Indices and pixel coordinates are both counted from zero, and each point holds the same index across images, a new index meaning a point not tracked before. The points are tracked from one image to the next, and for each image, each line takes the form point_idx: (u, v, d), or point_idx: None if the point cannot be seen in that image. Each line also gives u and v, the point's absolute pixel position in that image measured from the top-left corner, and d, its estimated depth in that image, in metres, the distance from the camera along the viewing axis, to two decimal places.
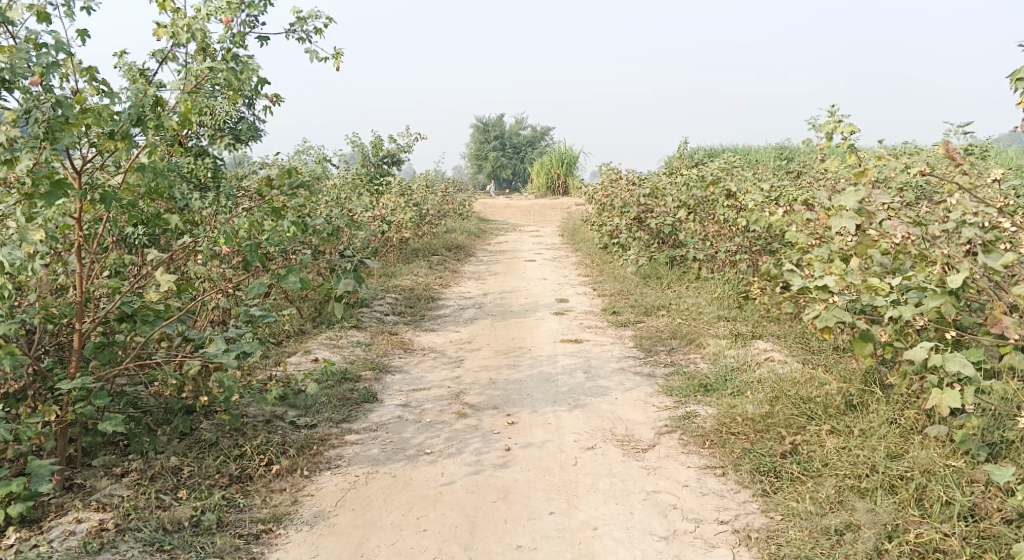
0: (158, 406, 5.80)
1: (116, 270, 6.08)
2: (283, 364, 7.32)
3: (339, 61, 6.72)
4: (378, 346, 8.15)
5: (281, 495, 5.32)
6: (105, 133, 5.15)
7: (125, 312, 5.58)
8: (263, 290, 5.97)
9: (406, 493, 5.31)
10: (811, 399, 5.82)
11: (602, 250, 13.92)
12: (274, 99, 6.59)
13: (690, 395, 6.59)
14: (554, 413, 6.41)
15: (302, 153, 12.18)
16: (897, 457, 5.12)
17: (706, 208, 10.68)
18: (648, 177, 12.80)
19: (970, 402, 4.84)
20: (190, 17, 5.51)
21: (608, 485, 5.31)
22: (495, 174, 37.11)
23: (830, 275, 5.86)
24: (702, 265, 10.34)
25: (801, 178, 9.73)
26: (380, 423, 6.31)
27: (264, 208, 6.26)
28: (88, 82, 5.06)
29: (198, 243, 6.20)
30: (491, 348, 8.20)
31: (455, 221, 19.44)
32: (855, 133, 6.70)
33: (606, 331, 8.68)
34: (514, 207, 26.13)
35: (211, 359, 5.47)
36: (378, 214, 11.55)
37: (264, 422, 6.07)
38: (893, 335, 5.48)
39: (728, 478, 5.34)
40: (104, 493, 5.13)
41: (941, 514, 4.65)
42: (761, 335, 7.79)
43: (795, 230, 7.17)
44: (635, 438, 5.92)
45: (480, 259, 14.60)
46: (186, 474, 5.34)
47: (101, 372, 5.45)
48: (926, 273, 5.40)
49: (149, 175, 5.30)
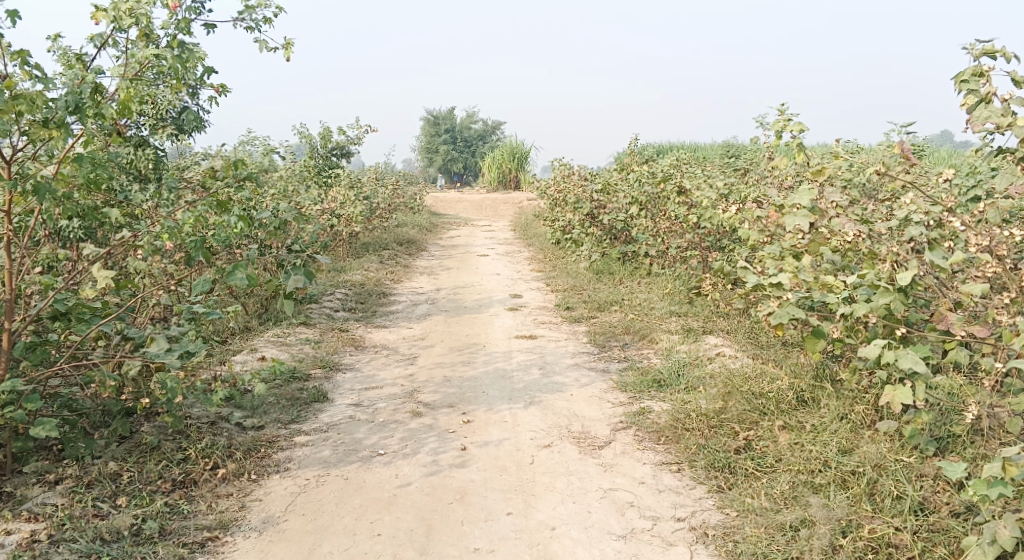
0: (95, 408, 5.65)
1: (49, 266, 5.89)
2: (229, 363, 7.19)
3: (289, 54, 6.61)
4: (328, 344, 8.04)
5: (228, 501, 5.21)
6: (39, 120, 4.96)
7: (58, 310, 5.46)
8: (208, 287, 5.85)
9: (360, 496, 5.24)
10: (763, 394, 5.87)
11: (554, 245, 13.94)
12: (220, 88, 6.45)
13: (644, 391, 6.62)
14: (509, 410, 6.39)
15: (248, 145, 11.95)
16: (848, 453, 5.19)
17: (656, 204, 10.74)
18: (600, 173, 12.84)
19: (921, 398, 4.91)
20: (132, 1, 5.33)
21: (565, 484, 5.30)
22: (445, 168, 36.96)
23: (784, 272, 5.92)
24: (653, 261, 10.41)
25: (749, 176, 9.86)
26: (331, 423, 6.22)
27: (209, 202, 6.12)
28: (20, 66, 4.87)
29: (138, 238, 5.99)
30: (445, 344, 8.14)
31: (405, 214, 19.29)
32: (803, 131, 6.78)
33: (560, 327, 8.68)
34: (465, 201, 26.06)
35: (153, 359, 5.36)
36: (327, 208, 11.39)
37: (209, 424, 5.94)
38: (844, 332, 5.56)
39: (684, 474, 5.37)
40: (36, 503, 4.99)
41: (892, 508, 4.74)
42: (712, 331, 7.86)
43: (747, 226, 7.22)
44: (591, 435, 5.92)
45: (431, 253, 14.52)
46: (126, 480, 5.21)
47: (33, 373, 5.33)
48: (876, 270, 5.48)
49: (86, 166, 5.17)
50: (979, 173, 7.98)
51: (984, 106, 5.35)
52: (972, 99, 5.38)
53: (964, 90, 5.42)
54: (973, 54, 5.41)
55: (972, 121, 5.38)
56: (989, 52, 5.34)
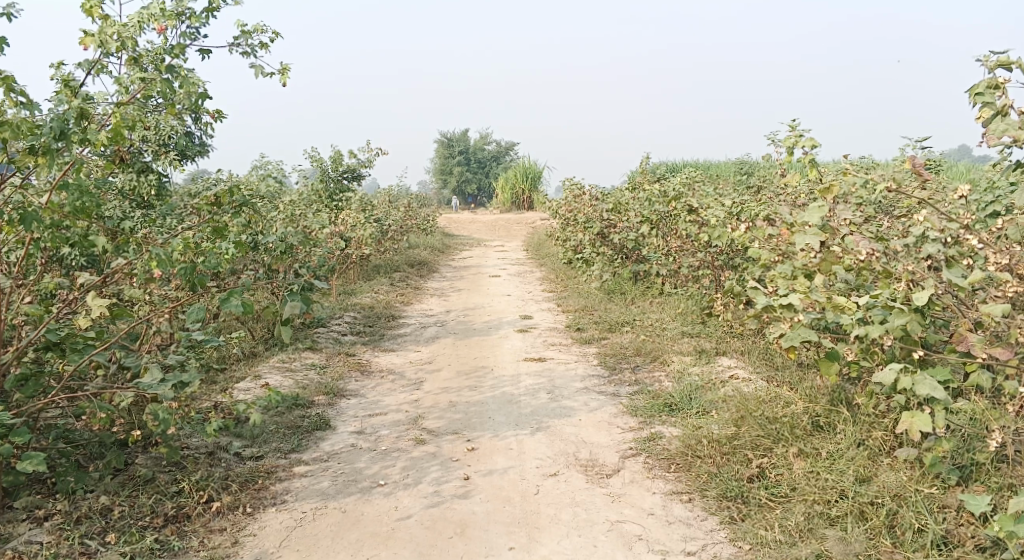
0: (91, 440, 5.50)
1: (46, 296, 5.78)
2: (231, 391, 7.05)
3: (285, 78, 6.46)
4: (334, 369, 7.89)
5: (221, 536, 5.04)
6: (26, 147, 4.89)
7: (52, 341, 5.32)
8: (201, 315, 5.61)
9: (357, 530, 5.06)
10: (776, 419, 5.65)
11: (566, 265, 13.74)
12: (217, 114, 6.30)
13: (654, 415, 6.42)
14: (515, 437, 6.20)
15: (258, 169, 11.90)
16: (866, 481, 4.98)
17: (668, 222, 10.55)
18: (611, 191, 12.65)
19: (942, 425, 4.70)
20: (120, 24, 5.23)
21: (570, 516, 5.11)
22: (459, 189, 36.91)
23: (795, 293, 5.72)
24: (665, 281, 10.22)
25: (762, 193, 9.65)
26: (332, 452, 6.05)
27: (204, 230, 5.96)
28: (6, 93, 4.77)
29: (133, 266, 5.84)
30: (452, 368, 7.97)
31: (418, 236, 19.17)
32: (816, 147, 6.58)
33: (569, 349, 8.49)
34: (479, 222, 25.95)
35: (146, 390, 5.19)
36: (336, 231, 11.27)
37: (207, 454, 5.78)
38: (859, 354, 5.34)
39: (694, 505, 5.16)
40: (23, 540, 4.83)
41: (913, 542, 4.53)
42: (725, 352, 7.64)
43: (758, 244, 7.03)
44: (599, 463, 5.72)
45: (444, 275, 14.38)
46: (117, 515, 5.05)
47: (25, 406, 5.19)
48: (891, 289, 5.28)
49: (74, 193, 5.06)
50: (999, 187, 7.74)
51: (1001, 119, 5.15)
52: (989, 112, 5.18)
53: (979, 103, 5.23)
54: (988, 67, 5.22)
55: (989, 135, 5.18)
56: (1005, 63, 5.15)
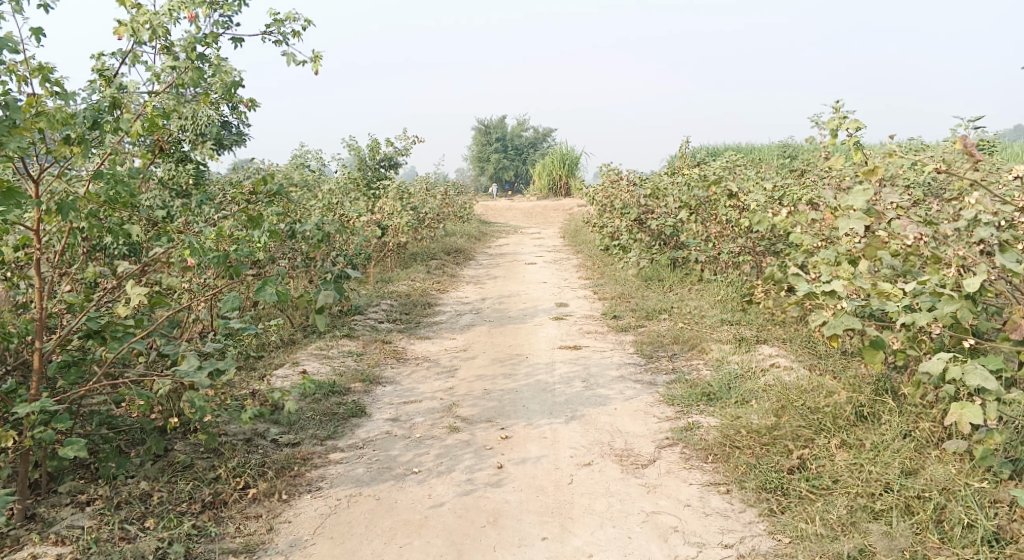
0: (130, 426, 5.50)
1: (87, 283, 5.78)
2: (269, 377, 7.05)
3: (316, 66, 6.40)
4: (370, 356, 7.86)
5: (256, 522, 5.03)
6: (61, 138, 4.83)
7: (92, 329, 5.25)
8: (237, 303, 5.38)
9: (390, 518, 5.02)
10: (818, 409, 5.50)
11: (603, 252, 13.60)
12: (251, 103, 6.28)
13: (692, 404, 6.30)
14: (550, 425, 6.12)
15: (296, 158, 11.91)
16: (913, 473, 4.83)
17: (707, 208, 10.38)
18: (649, 177, 12.48)
19: (993, 417, 4.53)
20: (151, 13, 5.20)
21: (605, 506, 5.02)
22: (497, 176, 36.79)
23: (838, 279, 5.55)
24: (704, 267, 10.06)
25: (804, 177, 9.45)
26: (368, 439, 6.02)
27: (240, 218, 5.90)
28: (42, 83, 4.76)
29: (170, 255, 5.80)
30: (487, 356, 7.90)
31: (455, 224, 19.14)
32: (860, 129, 6.38)
33: (606, 336, 8.38)
34: (516, 209, 25.83)
35: (183, 378, 5.11)
36: (373, 218, 11.24)
37: (244, 441, 5.78)
38: (906, 343, 5.17)
39: (732, 496, 5.04)
40: (64, 525, 4.86)
41: (963, 538, 4.38)
42: (766, 340, 7.48)
43: (800, 230, 6.85)
44: (634, 452, 5.62)
45: (480, 262, 14.32)
46: (156, 501, 5.05)
47: (66, 392, 5.18)
48: (940, 275, 5.10)
49: (108, 182, 5.03)
50: None
51: None
52: None
53: None
54: None
55: None
56: None
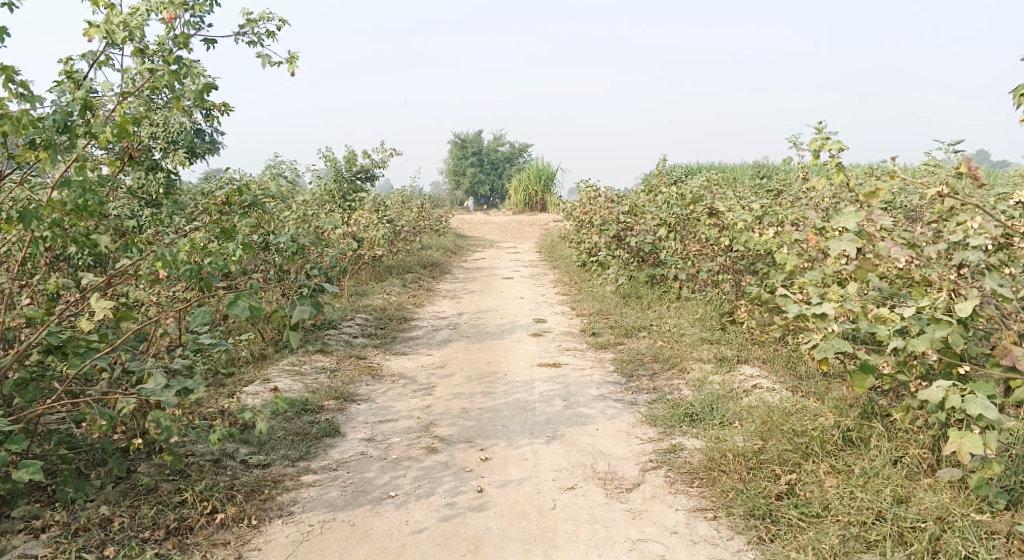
0: (92, 447, 5.26)
1: (48, 296, 5.53)
2: (239, 394, 6.83)
3: (292, 68, 6.19)
4: (344, 373, 7.66)
5: (224, 550, 4.83)
6: (26, 142, 4.67)
7: (52, 344, 5.02)
8: (208, 319, 5.16)
9: (366, 546, 4.83)
10: (805, 433, 5.37)
11: (580, 268, 13.46)
12: (223, 107, 6.06)
13: (675, 425, 6.16)
14: (530, 446, 5.95)
15: (270, 169, 11.68)
16: (904, 501, 4.73)
17: (687, 226, 10.26)
18: (627, 193, 12.38)
19: (993, 447, 4.44)
20: (126, 14, 5.01)
21: (589, 534, 4.86)
22: (472, 190, 36.63)
23: (828, 302, 5.42)
24: (682, 285, 9.95)
25: (783, 196, 9.37)
26: (342, 460, 5.82)
27: (212, 229, 5.66)
28: (4, 84, 4.55)
29: (138, 267, 5.55)
30: (464, 373, 7.72)
31: (430, 237, 18.94)
32: (843, 149, 6.29)
33: (584, 354, 8.24)
34: (492, 223, 25.70)
35: (150, 396, 4.89)
36: (348, 231, 11.03)
37: (212, 462, 5.56)
38: (895, 367, 5.07)
39: (719, 523, 4.90)
40: (18, 554, 4.62)
41: None
42: (747, 360, 7.37)
43: (785, 250, 6.74)
44: (618, 476, 5.47)
45: (457, 276, 14.15)
46: (118, 527, 4.83)
47: (24, 411, 4.94)
48: (933, 299, 5.00)
49: (75, 189, 4.80)
50: None
51: None
52: None
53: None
54: None
55: None
56: None
